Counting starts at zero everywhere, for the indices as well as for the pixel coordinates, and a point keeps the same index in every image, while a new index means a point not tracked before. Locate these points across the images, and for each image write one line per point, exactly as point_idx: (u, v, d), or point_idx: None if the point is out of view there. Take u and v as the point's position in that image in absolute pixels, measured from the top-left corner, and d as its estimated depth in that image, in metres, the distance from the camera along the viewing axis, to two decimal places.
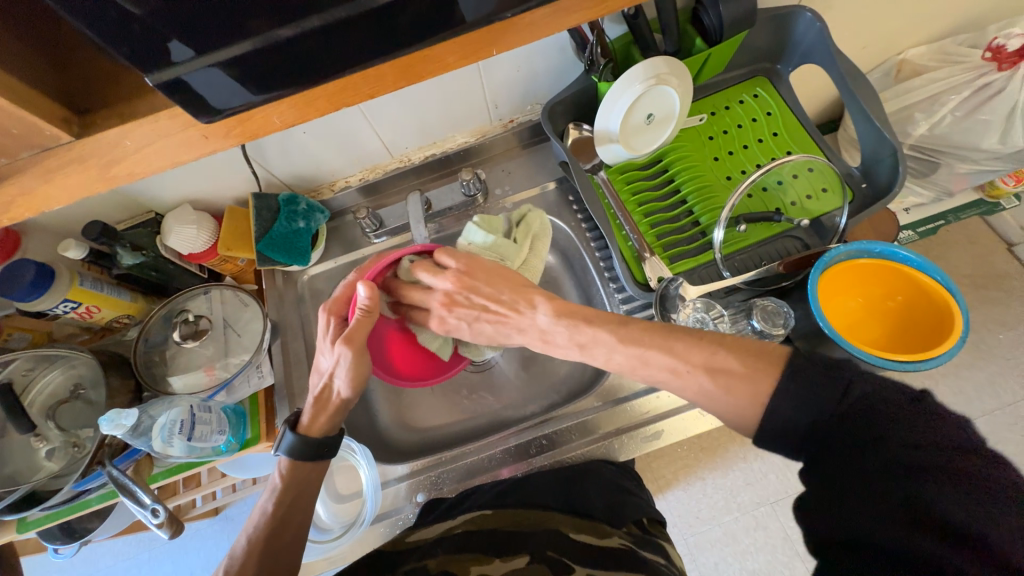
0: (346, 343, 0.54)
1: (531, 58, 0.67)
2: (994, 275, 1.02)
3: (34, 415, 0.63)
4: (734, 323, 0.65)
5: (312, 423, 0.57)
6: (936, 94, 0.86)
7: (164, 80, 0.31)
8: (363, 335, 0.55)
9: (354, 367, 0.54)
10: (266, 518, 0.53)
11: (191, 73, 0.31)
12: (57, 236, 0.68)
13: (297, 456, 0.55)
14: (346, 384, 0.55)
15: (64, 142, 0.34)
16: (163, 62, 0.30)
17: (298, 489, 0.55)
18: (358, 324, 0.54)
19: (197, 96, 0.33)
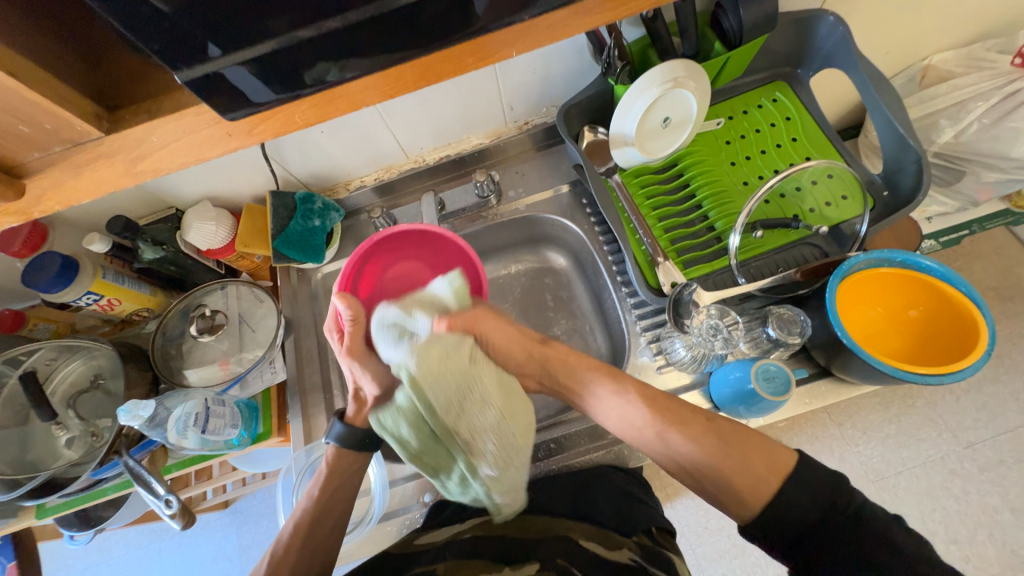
0: (349, 355, 0.56)
1: (547, 60, 0.67)
2: (1021, 288, 0.98)
3: (55, 403, 0.65)
4: (748, 331, 0.63)
5: (359, 413, 0.58)
6: (963, 100, 0.84)
7: (190, 78, 0.31)
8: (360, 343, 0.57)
9: (369, 370, 0.56)
10: (310, 506, 0.54)
11: (217, 72, 0.31)
12: (82, 230, 0.70)
13: (348, 445, 0.56)
14: (374, 385, 0.56)
15: (93, 138, 0.35)
16: (190, 60, 0.30)
17: (341, 481, 0.56)
18: (352, 335, 0.56)
19: (221, 94, 0.33)
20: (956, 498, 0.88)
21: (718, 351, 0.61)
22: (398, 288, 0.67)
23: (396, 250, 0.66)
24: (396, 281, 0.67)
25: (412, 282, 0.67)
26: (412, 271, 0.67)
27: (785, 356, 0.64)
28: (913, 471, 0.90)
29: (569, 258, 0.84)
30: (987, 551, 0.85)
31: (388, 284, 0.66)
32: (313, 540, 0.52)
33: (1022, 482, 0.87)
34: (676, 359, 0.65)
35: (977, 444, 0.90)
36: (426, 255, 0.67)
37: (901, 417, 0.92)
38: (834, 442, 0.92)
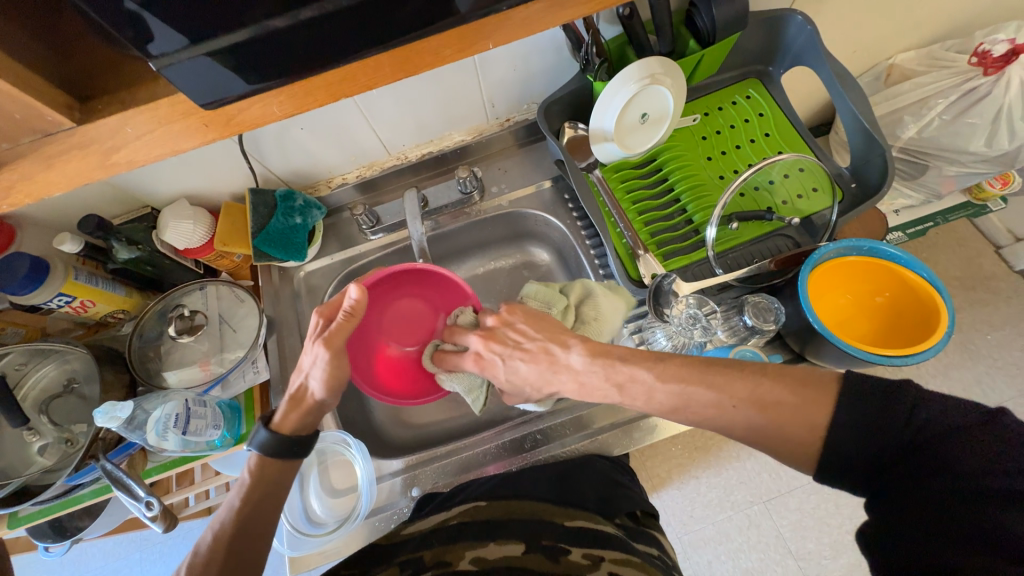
0: (324, 344, 0.53)
1: (527, 57, 0.68)
2: (982, 277, 1.04)
3: (27, 408, 0.63)
4: (726, 319, 0.65)
5: (297, 423, 0.55)
6: (925, 98, 0.88)
7: (164, 66, 0.31)
8: (342, 339, 0.54)
9: (328, 369, 0.53)
10: (231, 517, 0.50)
11: (189, 60, 0.31)
12: (53, 230, 0.68)
13: (270, 454, 0.53)
14: (319, 385, 0.54)
15: (65, 129, 0.35)
16: (161, 48, 0.30)
17: (267, 489, 0.52)
18: (339, 327, 0.54)
19: (195, 83, 0.33)
20: None
21: (697, 339, 0.64)
22: (396, 325, 0.67)
23: (400, 288, 0.67)
24: (397, 316, 0.68)
25: (411, 320, 0.68)
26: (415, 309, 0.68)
27: (761, 343, 0.66)
28: None
29: (552, 253, 0.85)
30: None
31: (386, 319, 0.67)
32: (243, 545, 0.49)
33: None
34: (658, 348, 0.67)
35: None
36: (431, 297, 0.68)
37: None
38: None
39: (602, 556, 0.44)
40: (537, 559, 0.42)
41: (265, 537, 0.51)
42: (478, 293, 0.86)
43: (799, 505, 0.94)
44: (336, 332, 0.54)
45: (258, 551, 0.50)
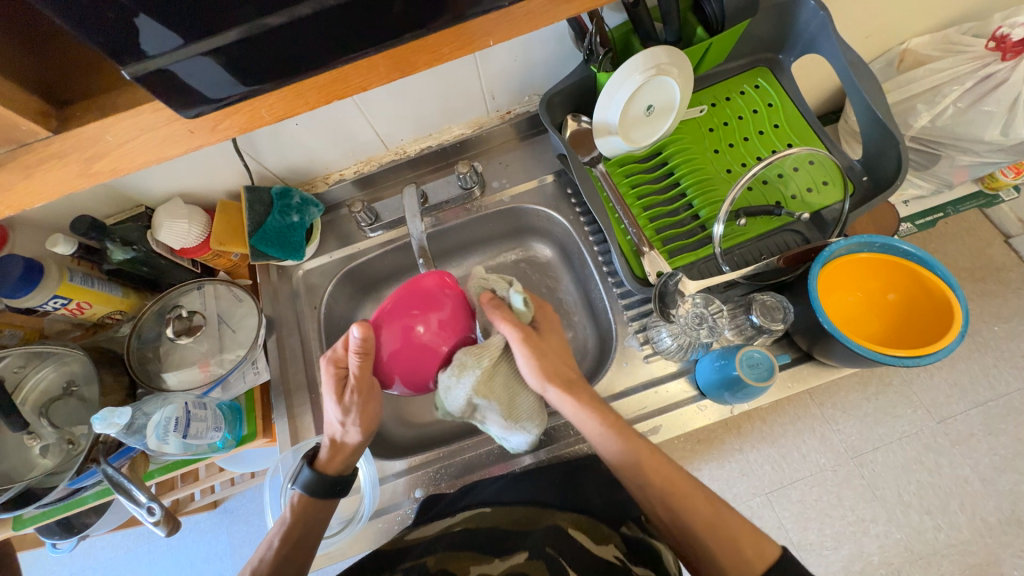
0: (357, 393, 0.53)
1: (528, 48, 0.65)
2: (992, 268, 1.02)
3: (27, 412, 0.62)
4: (732, 318, 0.65)
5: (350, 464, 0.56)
6: (939, 85, 0.85)
7: (141, 73, 0.29)
8: (368, 377, 0.53)
9: (365, 414, 0.54)
10: (270, 556, 0.51)
11: (168, 65, 0.29)
12: (45, 232, 0.67)
13: (314, 493, 0.53)
14: (357, 430, 0.54)
15: (41, 138, 0.33)
16: (142, 52, 0.28)
17: (303, 532, 0.52)
18: (360, 367, 0.52)
19: (178, 86, 0.31)
20: (929, 471, 0.91)
21: (704, 339, 0.62)
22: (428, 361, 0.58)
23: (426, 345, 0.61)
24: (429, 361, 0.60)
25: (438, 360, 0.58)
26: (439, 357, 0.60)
27: (768, 342, 0.65)
28: (890, 446, 0.93)
29: (555, 249, 0.84)
30: (958, 520, 0.88)
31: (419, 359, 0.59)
32: None
33: (991, 453, 0.91)
34: (663, 348, 0.65)
35: (950, 419, 0.93)
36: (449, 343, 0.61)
37: (879, 396, 0.95)
38: (816, 422, 0.95)
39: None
40: (538, 568, 0.41)
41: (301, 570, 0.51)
42: None
43: (802, 497, 0.92)
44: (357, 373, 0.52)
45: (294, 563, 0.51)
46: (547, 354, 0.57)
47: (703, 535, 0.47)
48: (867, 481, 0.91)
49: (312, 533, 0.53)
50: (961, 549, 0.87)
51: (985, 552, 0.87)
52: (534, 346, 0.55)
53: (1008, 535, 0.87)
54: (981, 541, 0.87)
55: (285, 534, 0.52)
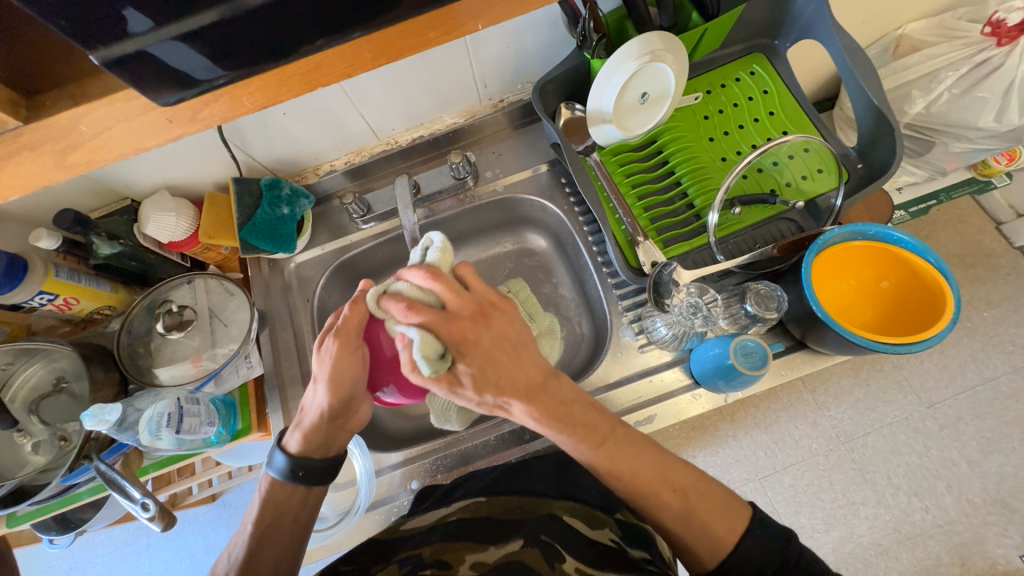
0: (336, 337, 0.48)
1: (520, 33, 0.64)
2: (983, 254, 1.02)
3: (16, 409, 0.61)
4: (726, 308, 0.64)
5: (330, 442, 0.53)
6: (934, 71, 0.84)
7: (113, 58, 0.28)
8: (355, 326, 0.48)
9: (338, 367, 0.48)
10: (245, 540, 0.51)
11: (139, 50, 0.28)
12: (28, 226, 0.65)
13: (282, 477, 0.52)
14: (325, 393, 0.48)
15: (12, 128, 0.32)
16: (109, 37, 0.27)
17: (280, 518, 0.51)
18: (350, 315, 0.48)
19: (152, 73, 0.30)
20: (918, 454, 0.92)
21: (698, 328, 0.62)
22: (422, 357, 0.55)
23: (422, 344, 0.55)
24: None
25: None
26: None
27: (762, 331, 0.65)
28: (880, 431, 0.94)
29: (550, 240, 0.83)
30: (944, 501, 0.90)
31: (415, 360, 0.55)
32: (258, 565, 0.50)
33: (978, 436, 0.92)
34: (658, 337, 0.65)
35: (939, 403, 0.95)
36: None
37: (870, 381, 0.96)
38: (808, 408, 0.96)
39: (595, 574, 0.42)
40: (534, 557, 0.42)
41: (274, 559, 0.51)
42: None
43: (794, 482, 0.94)
44: (348, 320, 0.48)
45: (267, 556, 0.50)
46: (486, 368, 0.46)
47: (694, 522, 0.47)
48: (858, 465, 0.93)
49: (285, 517, 0.51)
50: (947, 529, 0.89)
51: (970, 532, 0.89)
52: (470, 360, 0.46)
53: (993, 515, 0.89)
54: (966, 521, 0.89)
55: (258, 517, 0.51)
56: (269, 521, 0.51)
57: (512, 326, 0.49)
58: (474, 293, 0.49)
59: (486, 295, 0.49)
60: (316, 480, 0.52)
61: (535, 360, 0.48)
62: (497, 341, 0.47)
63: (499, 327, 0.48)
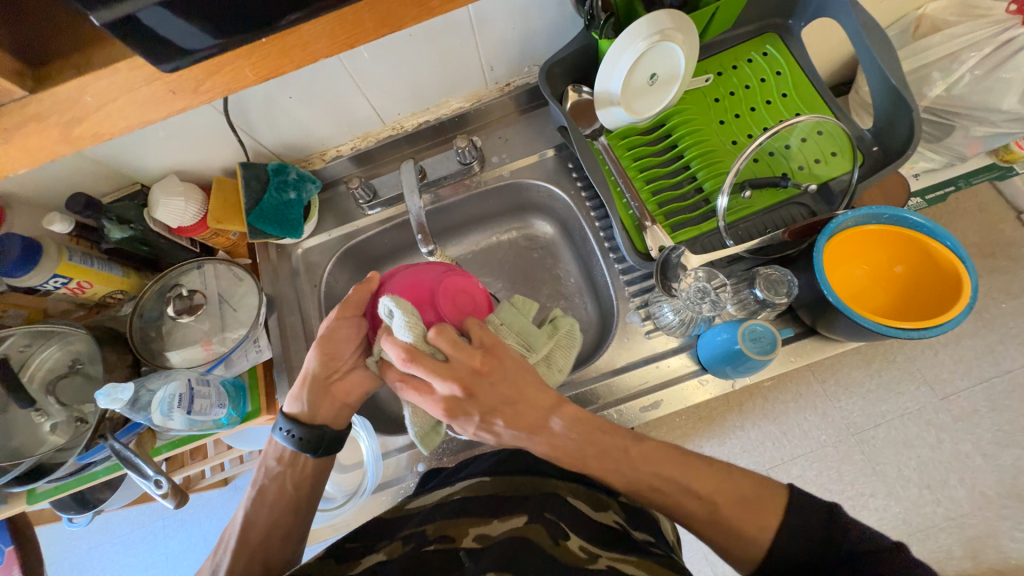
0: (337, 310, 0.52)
1: (527, 13, 0.63)
2: (1002, 243, 0.99)
3: (35, 390, 0.63)
4: (736, 293, 0.63)
5: (316, 408, 0.53)
6: (956, 51, 0.82)
7: (110, 20, 0.30)
8: (356, 300, 0.51)
9: (335, 330, 0.52)
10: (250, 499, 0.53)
11: (137, 13, 0.30)
12: (42, 211, 0.66)
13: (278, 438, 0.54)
14: (311, 358, 0.52)
15: (17, 98, 0.34)
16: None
17: (282, 489, 0.53)
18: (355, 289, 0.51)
19: (151, 38, 0.32)
20: (930, 446, 0.91)
21: (705, 314, 0.61)
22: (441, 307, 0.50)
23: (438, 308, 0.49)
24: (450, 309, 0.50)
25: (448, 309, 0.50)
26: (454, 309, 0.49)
27: (772, 316, 0.64)
28: (892, 423, 0.93)
29: (556, 226, 0.82)
30: (957, 494, 0.89)
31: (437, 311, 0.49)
32: (260, 527, 0.52)
33: (993, 429, 0.91)
34: (665, 323, 0.65)
35: (954, 395, 0.93)
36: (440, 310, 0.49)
37: (882, 372, 0.95)
38: (818, 399, 0.95)
39: (599, 552, 0.41)
40: (537, 532, 0.41)
41: (269, 529, 0.52)
42: (480, 268, 0.85)
43: (803, 473, 0.93)
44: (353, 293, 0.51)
45: (272, 521, 0.52)
46: (480, 412, 0.46)
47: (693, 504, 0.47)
48: (867, 457, 0.92)
49: (279, 483, 0.53)
50: (958, 521, 0.88)
51: (982, 524, 0.88)
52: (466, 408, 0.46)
53: (1006, 508, 0.88)
54: (978, 514, 0.88)
55: (261, 483, 0.54)
56: (263, 484, 0.53)
57: (504, 383, 0.46)
58: (453, 367, 0.44)
59: (467, 366, 0.45)
60: (305, 449, 0.52)
61: (533, 405, 0.47)
62: (488, 408, 0.46)
63: (490, 394, 0.46)
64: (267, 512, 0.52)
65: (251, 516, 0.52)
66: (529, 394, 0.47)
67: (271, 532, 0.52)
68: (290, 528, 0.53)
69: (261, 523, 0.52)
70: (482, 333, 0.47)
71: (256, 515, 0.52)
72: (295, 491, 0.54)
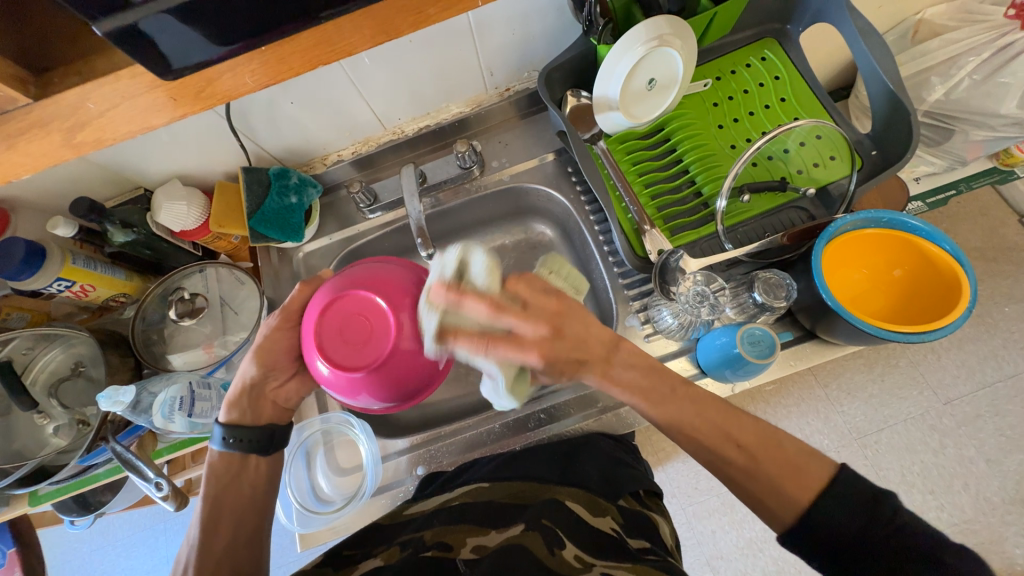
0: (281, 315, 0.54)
1: (526, 20, 0.64)
2: (1005, 248, 0.99)
3: (37, 393, 0.63)
4: (734, 297, 0.63)
5: (259, 413, 0.55)
6: (955, 56, 0.82)
7: (112, 31, 0.30)
8: (297, 303, 0.54)
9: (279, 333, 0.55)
10: (199, 516, 0.51)
11: (139, 22, 0.31)
12: (47, 215, 0.67)
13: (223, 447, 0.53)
14: (251, 362, 0.54)
15: (22, 106, 0.35)
16: (108, 8, 0.29)
17: (230, 490, 0.52)
18: (294, 297, 0.54)
19: (151, 45, 0.33)
20: (933, 452, 0.91)
21: (704, 317, 0.61)
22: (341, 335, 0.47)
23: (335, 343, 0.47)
24: (344, 333, 0.47)
25: (348, 332, 0.47)
26: (352, 328, 0.47)
27: (771, 320, 0.64)
28: (894, 427, 0.92)
29: (556, 229, 0.83)
30: (960, 500, 0.88)
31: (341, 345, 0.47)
32: (217, 538, 0.50)
33: (996, 434, 0.90)
34: (665, 327, 0.65)
35: (956, 400, 0.92)
36: (344, 341, 0.47)
37: (884, 377, 0.94)
38: (819, 403, 0.95)
39: (593, 561, 0.40)
40: (534, 540, 0.41)
41: (235, 534, 0.51)
42: None
43: None
44: (293, 302, 0.54)
45: (235, 526, 0.51)
46: (561, 355, 0.46)
47: None
48: (870, 461, 0.91)
49: (231, 488, 0.52)
50: (963, 528, 0.87)
51: (987, 531, 0.87)
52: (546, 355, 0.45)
53: (1011, 514, 0.87)
54: (983, 520, 0.87)
55: (206, 492, 0.52)
56: (217, 493, 0.52)
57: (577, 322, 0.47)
58: (536, 311, 0.45)
59: (543, 331, 0.45)
60: (256, 449, 0.53)
61: (598, 342, 0.48)
62: (572, 349, 0.47)
63: (571, 335, 0.47)
64: (228, 520, 0.51)
65: (209, 528, 0.50)
66: (595, 333, 0.48)
67: (235, 540, 0.51)
68: (255, 528, 0.52)
69: (223, 532, 0.50)
70: (534, 291, 0.46)
71: (215, 526, 0.50)
72: (253, 491, 0.53)
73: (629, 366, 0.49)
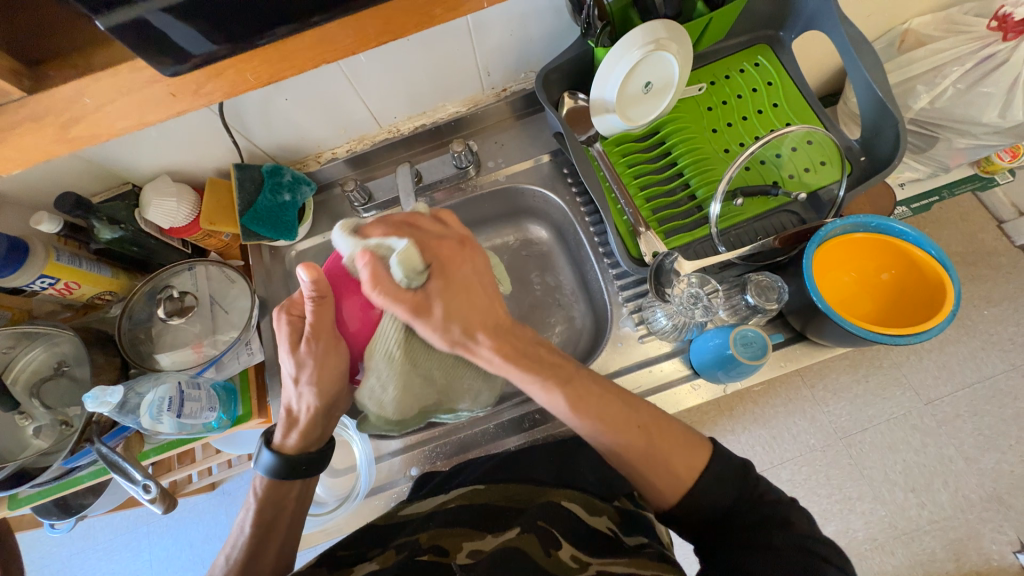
0: (312, 342, 0.46)
1: (525, 21, 0.64)
2: (984, 252, 1.02)
3: (18, 392, 0.62)
4: (728, 299, 0.65)
5: (325, 430, 0.54)
6: (939, 65, 0.84)
7: (117, 23, 0.30)
8: (328, 322, 0.46)
9: (325, 366, 0.47)
10: (244, 541, 0.51)
11: (144, 16, 0.30)
12: (30, 211, 0.65)
13: (276, 475, 0.51)
14: (313, 394, 0.49)
15: (13, 99, 0.34)
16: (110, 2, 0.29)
17: (275, 513, 0.52)
18: (317, 315, 0.45)
19: (150, 39, 0.32)
20: (914, 450, 0.93)
21: (698, 319, 0.62)
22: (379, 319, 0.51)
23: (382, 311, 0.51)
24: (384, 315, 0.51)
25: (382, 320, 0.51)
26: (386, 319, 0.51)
27: (762, 322, 0.65)
28: (878, 427, 0.94)
29: (552, 230, 0.83)
30: (940, 497, 0.91)
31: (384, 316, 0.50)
32: (260, 562, 0.51)
33: (974, 433, 0.93)
34: (659, 328, 0.65)
35: (937, 400, 0.95)
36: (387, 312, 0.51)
37: (868, 378, 0.97)
38: (806, 404, 0.96)
39: (590, 559, 0.41)
40: (530, 543, 0.41)
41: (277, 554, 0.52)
42: None
43: (791, 476, 0.94)
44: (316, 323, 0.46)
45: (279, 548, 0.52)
46: (458, 296, 0.47)
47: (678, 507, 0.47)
48: (854, 460, 0.93)
49: (282, 514, 0.52)
50: (942, 524, 0.90)
51: (965, 527, 0.89)
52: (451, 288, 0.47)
53: (988, 511, 0.90)
54: (961, 516, 0.90)
55: (256, 518, 0.51)
56: (262, 520, 0.51)
57: (470, 268, 0.49)
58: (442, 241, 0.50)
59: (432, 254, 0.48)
60: (312, 471, 0.53)
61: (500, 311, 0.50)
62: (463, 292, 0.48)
63: (466, 279, 0.49)
64: (274, 544, 0.52)
65: (256, 553, 0.51)
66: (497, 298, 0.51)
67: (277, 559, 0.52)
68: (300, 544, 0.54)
69: (269, 553, 0.51)
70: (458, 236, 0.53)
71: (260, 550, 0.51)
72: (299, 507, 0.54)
73: (533, 340, 0.51)
